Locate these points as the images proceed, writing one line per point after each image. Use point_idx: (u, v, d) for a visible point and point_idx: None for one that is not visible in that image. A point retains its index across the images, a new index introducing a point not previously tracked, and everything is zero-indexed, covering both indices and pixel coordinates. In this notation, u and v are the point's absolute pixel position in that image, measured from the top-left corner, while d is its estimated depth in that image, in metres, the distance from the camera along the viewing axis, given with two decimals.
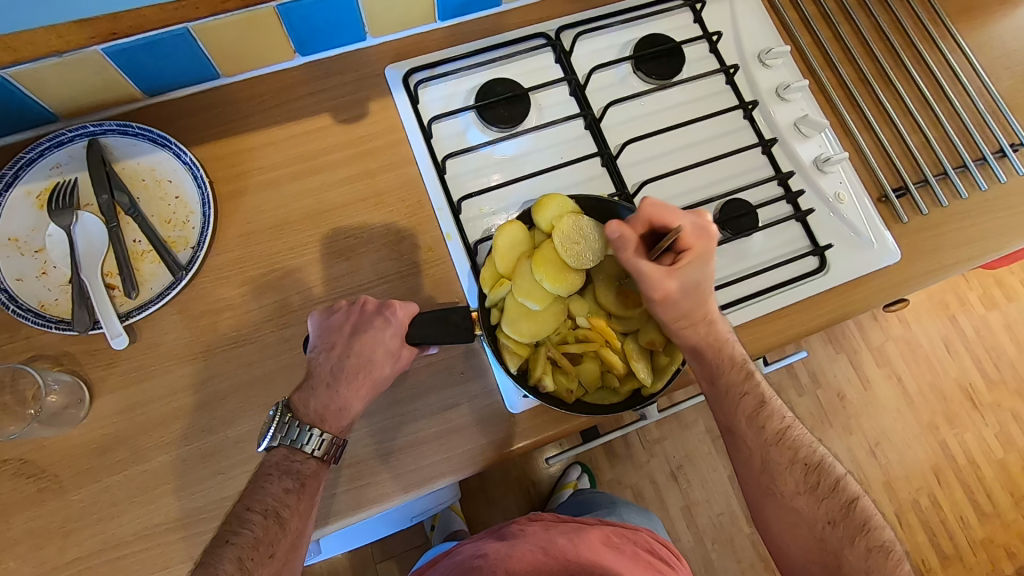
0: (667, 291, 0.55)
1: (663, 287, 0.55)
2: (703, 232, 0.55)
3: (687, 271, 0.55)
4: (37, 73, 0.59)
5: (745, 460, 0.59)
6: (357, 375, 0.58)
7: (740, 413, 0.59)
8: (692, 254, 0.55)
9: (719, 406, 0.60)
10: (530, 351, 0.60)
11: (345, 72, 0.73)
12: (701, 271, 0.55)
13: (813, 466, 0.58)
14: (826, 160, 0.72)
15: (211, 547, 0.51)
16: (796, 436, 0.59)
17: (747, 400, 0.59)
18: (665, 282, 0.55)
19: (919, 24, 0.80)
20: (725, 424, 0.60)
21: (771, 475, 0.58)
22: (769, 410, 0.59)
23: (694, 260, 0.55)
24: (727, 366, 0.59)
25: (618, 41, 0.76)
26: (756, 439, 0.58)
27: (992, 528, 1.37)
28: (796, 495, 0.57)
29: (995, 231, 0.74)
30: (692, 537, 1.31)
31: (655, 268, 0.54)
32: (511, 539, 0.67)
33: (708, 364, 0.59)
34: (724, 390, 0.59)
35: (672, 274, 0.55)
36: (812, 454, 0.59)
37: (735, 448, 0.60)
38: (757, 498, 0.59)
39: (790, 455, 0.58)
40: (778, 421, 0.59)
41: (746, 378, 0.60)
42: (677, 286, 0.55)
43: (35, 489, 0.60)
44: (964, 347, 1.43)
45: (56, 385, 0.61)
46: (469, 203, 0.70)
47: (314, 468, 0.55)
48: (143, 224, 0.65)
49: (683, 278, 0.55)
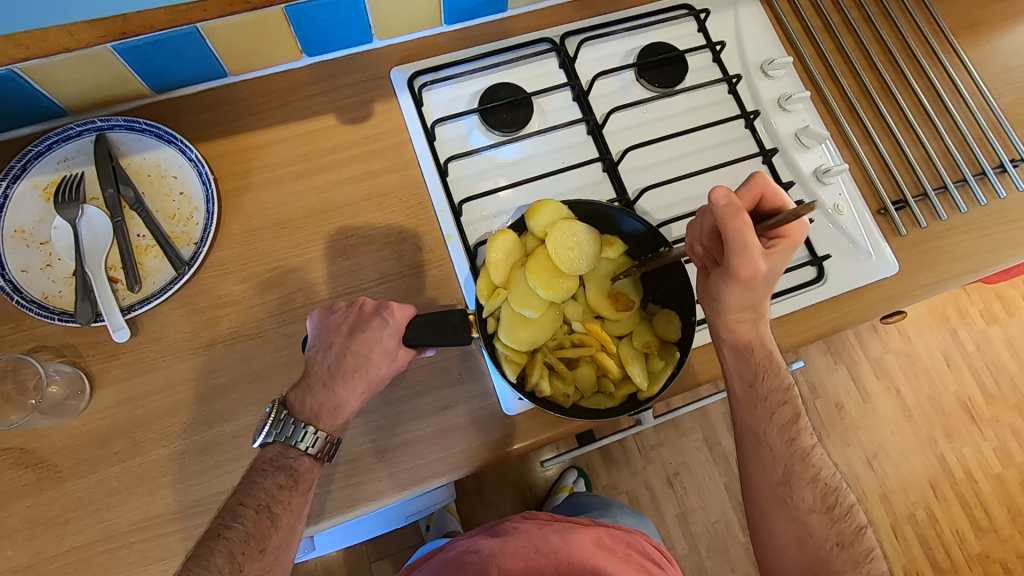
0: (756, 272, 0.50)
1: (756, 266, 0.50)
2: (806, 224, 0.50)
3: (779, 257, 0.51)
4: (47, 68, 0.60)
5: (765, 467, 0.59)
6: (354, 374, 0.58)
7: (773, 421, 0.59)
8: (789, 242, 0.50)
9: (751, 408, 0.60)
10: (526, 358, 0.60)
11: (351, 73, 0.73)
12: (785, 261, 0.52)
13: (830, 488, 0.58)
14: (826, 171, 0.72)
15: (203, 540, 0.51)
16: (819, 455, 0.59)
17: (783, 410, 0.59)
18: (760, 261, 0.50)
19: (922, 38, 0.80)
20: (751, 429, 0.60)
21: (790, 487, 0.58)
22: (800, 426, 0.59)
23: (787, 249, 0.51)
24: (771, 373, 0.59)
25: (622, 49, 0.77)
26: (782, 449, 0.58)
27: (989, 544, 1.37)
28: (810, 512, 0.57)
29: (994, 246, 0.75)
30: (687, 544, 1.31)
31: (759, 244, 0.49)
32: (504, 536, 0.67)
33: (752, 366, 0.59)
34: (763, 394, 0.59)
35: (766, 256, 0.50)
36: (831, 476, 0.59)
37: (756, 454, 0.59)
38: (768, 507, 0.58)
39: (812, 472, 0.58)
40: (806, 438, 0.59)
41: (785, 390, 0.60)
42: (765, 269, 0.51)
43: (33, 478, 0.61)
44: (964, 361, 1.43)
45: (57, 375, 0.61)
46: (471, 205, 0.71)
47: (308, 465, 0.56)
48: (147, 219, 0.66)
49: (773, 263, 0.51)
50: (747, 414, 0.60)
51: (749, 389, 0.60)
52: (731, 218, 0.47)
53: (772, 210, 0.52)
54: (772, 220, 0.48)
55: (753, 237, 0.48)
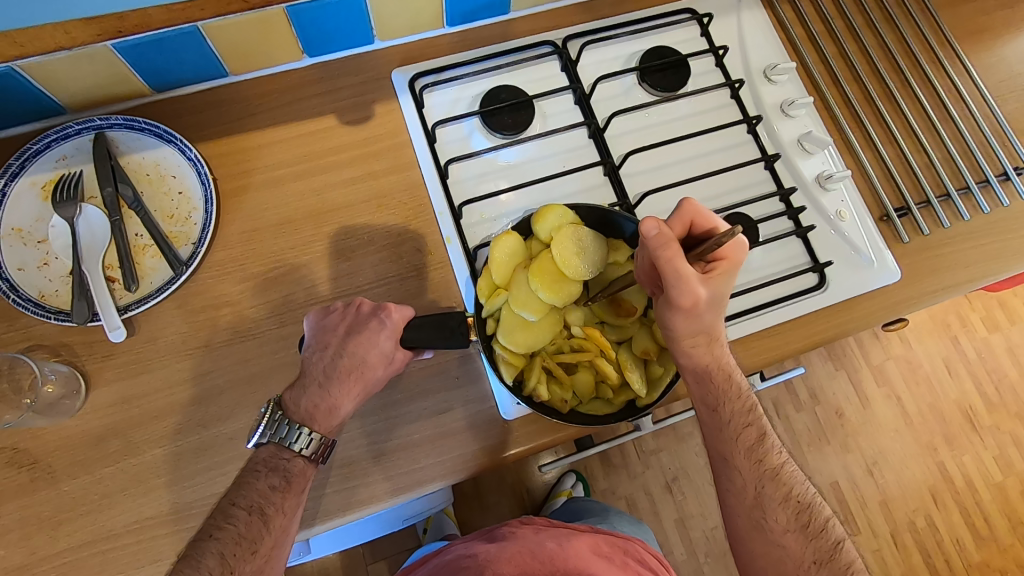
0: (696, 299, 0.51)
1: (695, 294, 0.51)
2: (742, 244, 0.52)
3: (718, 282, 0.52)
4: (47, 66, 0.59)
5: (736, 491, 0.58)
6: (350, 375, 0.57)
7: (739, 444, 0.58)
8: (727, 265, 0.52)
9: (716, 432, 0.59)
10: (524, 361, 0.60)
11: (352, 74, 0.73)
12: (727, 285, 0.53)
13: (804, 505, 0.57)
14: (829, 177, 0.72)
15: (194, 541, 0.51)
16: (790, 473, 0.58)
17: (748, 432, 0.58)
18: (697, 289, 0.51)
19: (926, 44, 0.80)
20: (718, 453, 0.59)
21: (762, 510, 0.56)
22: (768, 445, 0.58)
23: (727, 271, 0.52)
24: (731, 395, 0.58)
25: (624, 52, 0.76)
26: (752, 472, 0.57)
27: (989, 553, 1.36)
28: (786, 532, 0.56)
29: (996, 254, 0.74)
30: (685, 549, 1.30)
31: (693, 272, 0.50)
32: (501, 541, 0.67)
33: (711, 389, 0.57)
34: (726, 418, 0.58)
35: (704, 282, 0.51)
36: (804, 492, 0.58)
37: (727, 477, 0.58)
38: (744, 530, 0.57)
39: (784, 492, 0.57)
40: (775, 456, 0.58)
41: (748, 409, 0.59)
42: (706, 295, 0.52)
43: (28, 478, 0.60)
44: (965, 368, 1.43)
45: (53, 375, 0.61)
46: (470, 208, 0.70)
47: (301, 467, 0.56)
48: (145, 218, 0.65)
49: (713, 289, 0.52)
50: (713, 438, 0.59)
51: (712, 413, 0.58)
52: (662, 249, 0.49)
53: (705, 234, 0.54)
54: (703, 247, 0.49)
55: (685, 266, 0.49)
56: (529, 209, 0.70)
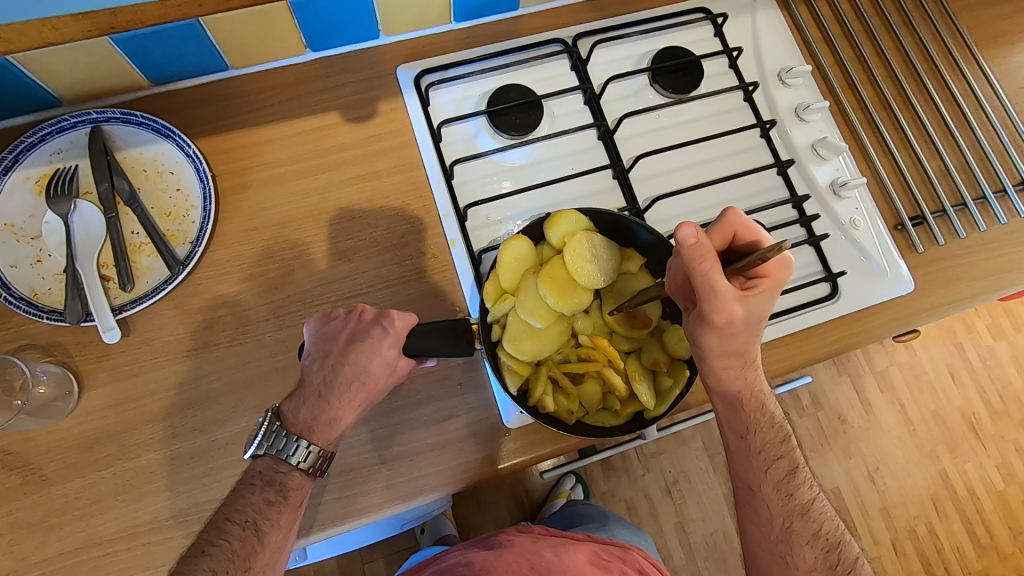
0: (730, 317, 0.48)
1: (729, 311, 0.48)
2: (788, 261, 0.48)
3: (757, 300, 0.48)
4: (42, 57, 0.57)
5: (762, 524, 0.57)
6: (350, 385, 0.56)
7: (768, 476, 0.57)
8: (770, 283, 0.48)
9: (745, 463, 0.57)
10: (530, 370, 0.58)
11: (356, 70, 0.71)
12: (767, 305, 0.49)
13: (833, 543, 0.56)
14: (843, 184, 0.70)
15: (187, 557, 0.50)
16: (819, 508, 0.57)
17: (779, 464, 0.57)
18: (732, 306, 0.48)
19: (944, 48, 0.78)
20: (746, 483, 0.58)
21: (788, 545, 0.56)
22: (799, 479, 0.57)
23: (768, 291, 0.48)
24: (763, 425, 0.57)
25: (635, 52, 0.74)
26: (780, 506, 0.56)
27: (989, 561, 1.35)
28: (812, 571, 0.55)
29: (1012, 266, 0.73)
30: (684, 554, 1.29)
31: (729, 288, 0.47)
32: (498, 549, 0.65)
33: (743, 419, 0.56)
34: (757, 448, 0.57)
35: (741, 300, 0.48)
36: (834, 530, 0.57)
37: (752, 509, 0.57)
38: (768, 564, 0.57)
39: (813, 528, 0.56)
40: (806, 491, 0.57)
41: (780, 441, 0.57)
42: (742, 313, 0.49)
43: (18, 481, 0.59)
44: (969, 375, 1.41)
45: (45, 376, 0.59)
46: (476, 210, 0.68)
47: (298, 481, 0.54)
48: (142, 216, 0.64)
49: (750, 307, 0.48)
50: (741, 467, 0.58)
51: (742, 442, 0.57)
52: (698, 261, 0.46)
53: (749, 246, 0.51)
54: (743, 263, 0.46)
55: (721, 281, 0.47)
56: (536, 212, 0.69)
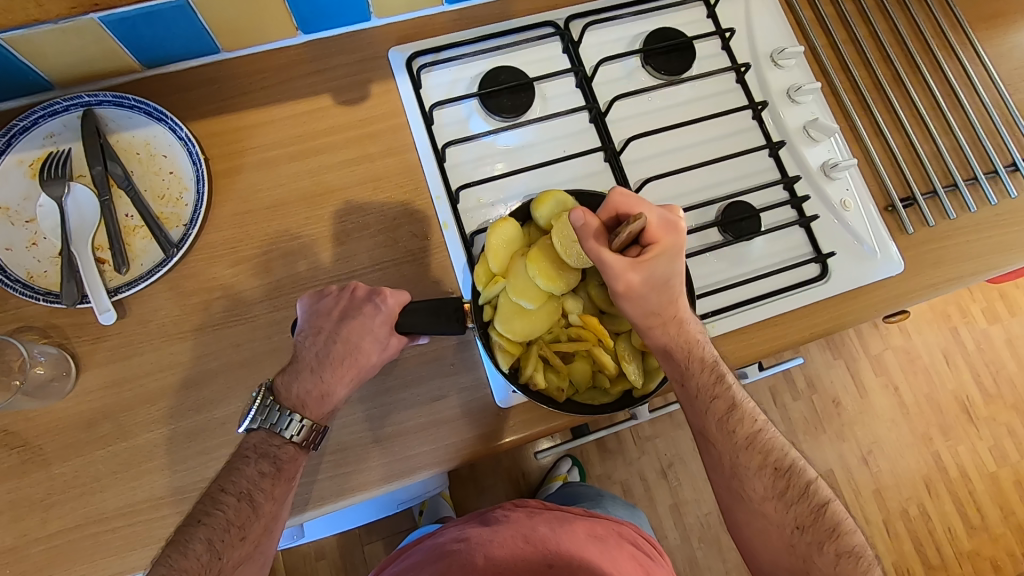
0: (629, 284, 0.52)
1: (625, 279, 0.52)
2: (671, 225, 0.52)
3: (653, 265, 0.52)
4: (32, 40, 0.58)
5: (715, 463, 0.57)
6: (343, 362, 0.57)
7: (710, 417, 0.57)
8: (660, 247, 0.52)
9: (689, 408, 0.58)
10: (521, 349, 0.59)
11: (347, 53, 0.71)
12: (667, 266, 0.53)
13: (783, 470, 0.56)
14: (834, 166, 0.70)
15: (183, 526, 0.51)
16: (766, 439, 0.57)
17: (718, 403, 0.57)
18: (627, 274, 0.52)
19: (937, 29, 0.78)
20: (695, 426, 0.58)
21: (740, 480, 0.56)
22: (741, 413, 0.57)
23: (661, 254, 0.52)
24: (697, 368, 0.56)
25: (628, 33, 0.74)
26: (726, 444, 0.56)
27: (979, 542, 1.37)
28: (765, 501, 0.55)
29: (1002, 247, 0.73)
30: (679, 535, 1.31)
31: (618, 260, 0.52)
32: (494, 524, 0.66)
33: (677, 365, 0.56)
34: (695, 392, 0.57)
35: (636, 267, 0.52)
36: (783, 458, 0.56)
37: (705, 450, 0.58)
38: (726, 501, 0.57)
39: (760, 460, 0.56)
40: (749, 425, 0.57)
41: (717, 382, 0.57)
42: (641, 279, 0.52)
43: (19, 460, 0.60)
44: (963, 359, 1.42)
45: (42, 357, 0.60)
46: (468, 192, 0.69)
47: (292, 454, 0.55)
48: (135, 198, 0.64)
49: (647, 272, 0.52)
50: (688, 412, 0.58)
51: (681, 388, 0.57)
52: (584, 239, 0.52)
53: None
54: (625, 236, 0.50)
55: (608, 255, 0.52)
56: (527, 194, 0.69)
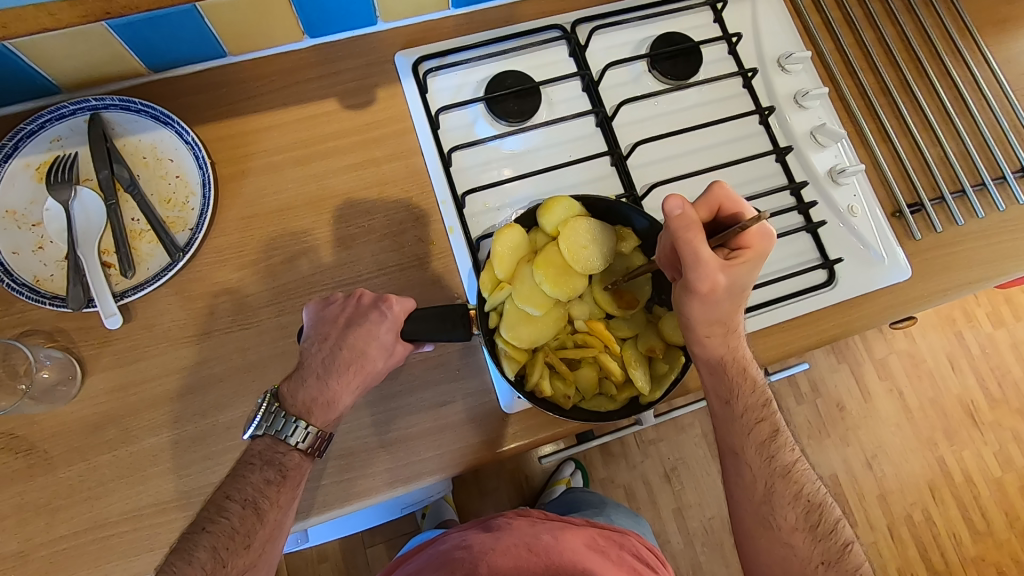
0: (713, 285, 0.50)
1: (713, 280, 0.49)
2: (768, 233, 0.50)
3: (740, 270, 0.50)
4: (40, 44, 0.58)
5: (745, 486, 0.57)
6: (349, 368, 0.57)
7: (751, 438, 0.57)
8: (752, 253, 0.50)
9: (729, 428, 0.58)
10: (527, 356, 0.59)
11: (353, 57, 0.71)
12: (749, 275, 0.51)
13: (814, 504, 0.56)
14: (841, 171, 0.70)
15: (188, 533, 0.51)
16: (801, 471, 0.57)
17: (761, 427, 0.57)
18: (716, 274, 0.49)
19: (945, 33, 0.77)
20: (730, 448, 0.58)
21: (771, 506, 0.56)
22: (781, 441, 0.57)
23: (751, 261, 0.50)
24: (746, 389, 0.57)
25: (634, 38, 0.74)
26: (763, 467, 0.56)
27: (984, 547, 1.36)
28: (793, 531, 0.55)
29: (1010, 253, 0.73)
30: (682, 539, 1.30)
31: (714, 258, 0.48)
32: (497, 532, 0.65)
33: (726, 382, 0.57)
34: (739, 412, 0.57)
35: (725, 268, 0.49)
36: (815, 492, 0.57)
37: (736, 473, 0.58)
38: (750, 527, 0.57)
39: (795, 489, 0.56)
40: (787, 454, 0.57)
41: (762, 406, 0.58)
42: (726, 281, 0.50)
43: (24, 464, 0.60)
44: (968, 363, 1.42)
45: (48, 361, 0.60)
46: (474, 197, 0.68)
47: (297, 461, 0.55)
48: (142, 202, 0.64)
49: (734, 276, 0.50)
50: (726, 432, 0.58)
51: (726, 406, 0.58)
52: (683, 230, 0.47)
53: (731, 218, 0.52)
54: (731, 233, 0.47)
55: (705, 250, 0.48)
56: (533, 198, 0.69)
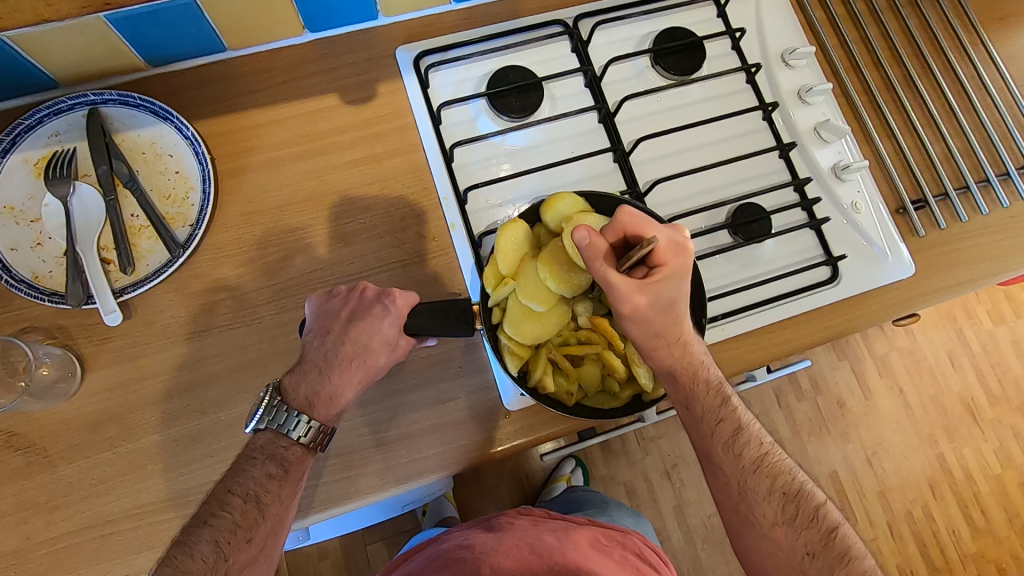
0: (636, 305, 0.52)
1: (632, 300, 0.52)
2: (680, 247, 0.51)
3: (659, 287, 0.51)
4: (38, 38, 0.57)
5: (722, 487, 0.57)
6: (351, 363, 0.57)
7: (716, 439, 0.57)
8: (668, 269, 0.51)
9: (694, 431, 0.58)
10: (530, 352, 0.58)
11: (354, 52, 0.71)
12: (674, 289, 0.52)
13: (791, 495, 0.56)
14: (846, 167, 0.70)
15: (189, 527, 0.51)
16: (773, 463, 0.57)
17: (723, 426, 0.57)
18: (634, 295, 0.51)
19: (949, 28, 0.77)
20: (700, 450, 0.58)
21: (748, 504, 0.55)
22: (747, 437, 0.57)
23: (669, 276, 0.51)
24: (702, 391, 0.57)
25: (637, 33, 0.74)
26: (733, 466, 0.56)
27: (984, 544, 1.36)
28: (774, 525, 0.55)
29: (1014, 249, 0.72)
30: (682, 536, 1.30)
31: (625, 281, 0.51)
32: (498, 532, 0.65)
33: (681, 388, 0.57)
34: (700, 415, 0.57)
35: (642, 288, 0.51)
36: (792, 482, 0.56)
37: (712, 474, 0.58)
38: (734, 526, 0.57)
39: (768, 483, 0.56)
40: (756, 448, 0.57)
41: (723, 404, 0.57)
42: (646, 301, 0.52)
43: (23, 462, 0.59)
44: (968, 361, 1.42)
45: (47, 358, 0.60)
46: (476, 193, 0.68)
47: (299, 455, 0.55)
48: (141, 198, 0.63)
49: (654, 294, 0.52)
50: (693, 435, 0.58)
51: (686, 411, 0.57)
52: (592, 260, 0.51)
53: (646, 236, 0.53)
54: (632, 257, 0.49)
55: (614, 275, 0.51)
56: (536, 195, 0.68)
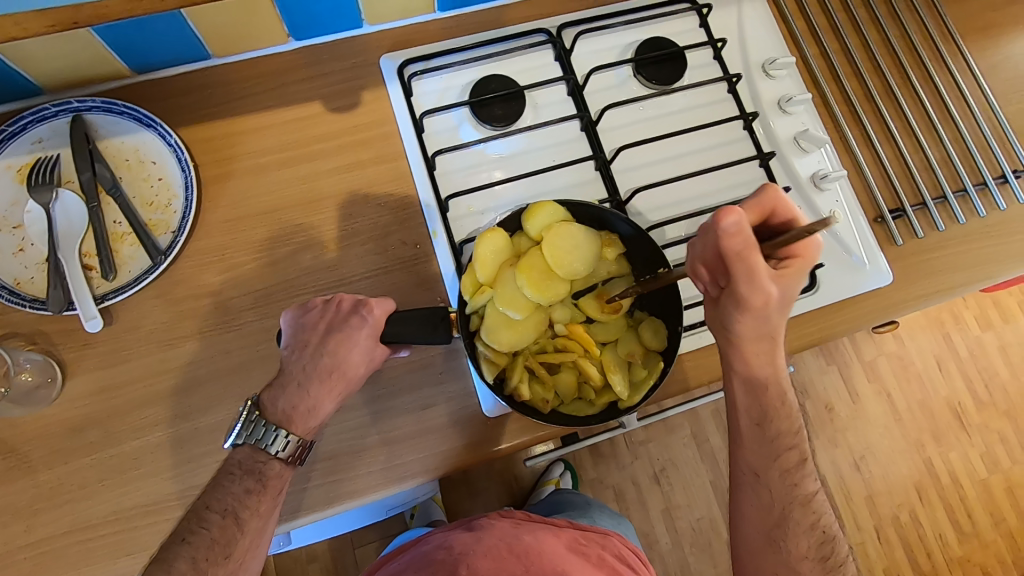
0: (766, 298, 0.49)
1: (765, 294, 0.48)
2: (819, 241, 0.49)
3: (789, 281, 0.49)
4: (22, 48, 0.58)
5: (762, 508, 0.57)
6: (330, 375, 0.57)
7: (776, 463, 0.56)
8: (801, 262, 0.49)
9: (757, 450, 0.56)
10: (507, 360, 0.59)
11: (339, 60, 0.71)
12: (798, 284, 0.50)
13: (827, 537, 0.57)
14: (823, 177, 0.71)
15: (166, 544, 0.51)
16: (821, 502, 0.57)
17: (790, 454, 0.56)
18: (769, 288, 0.48)
19: (928, 39, 0.78)
20: (752, 467, 0.57)
21: (785, 532, 0.56)
22: (806, 471, 0.57)
23: (800, 270, 0.49)
24: (782, 415, 0.56)
25: (620, 42, 0.74)
26: (784, 492, 0.56)
27: (970, 548, 1.37)
28: (803, 559, 0.56)
29: (992, 258, 0.73)
30: (670, 540, 1.31)
31: (766, 271, 0.47)
32: (478, 532, 0.65)
33: (762, 403, 0.56)
34: (772, 434, 0.56)
35: (776, 281, 0.48)
36: (830, 525, 0.57)
37: (753, 492, 0.57)
38: (759, 547, 0.57)
39: (812, 520, 0.57)
40: (810, 485, 0.57)
41: (795, 433, 0.57)
42: (777, 294, 0.49)
43: (4, 467, 0.60)
44: (956, 366, 1.43)
45: (28, 364, 0.60)
46: (457, 201, 0.69)
47: (277, 470, 0.55)
48: (123, 206, 0.64)
49: (784, 287, 0.49)
50: (751, 452, 0.57)
51: (757, 428, 0.56)
52: (737, 247, 0.45)
53: (782, 223, 0.50)
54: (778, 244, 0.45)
55: (758, 264, 0.46)
56: (517, 202, 0.69)
